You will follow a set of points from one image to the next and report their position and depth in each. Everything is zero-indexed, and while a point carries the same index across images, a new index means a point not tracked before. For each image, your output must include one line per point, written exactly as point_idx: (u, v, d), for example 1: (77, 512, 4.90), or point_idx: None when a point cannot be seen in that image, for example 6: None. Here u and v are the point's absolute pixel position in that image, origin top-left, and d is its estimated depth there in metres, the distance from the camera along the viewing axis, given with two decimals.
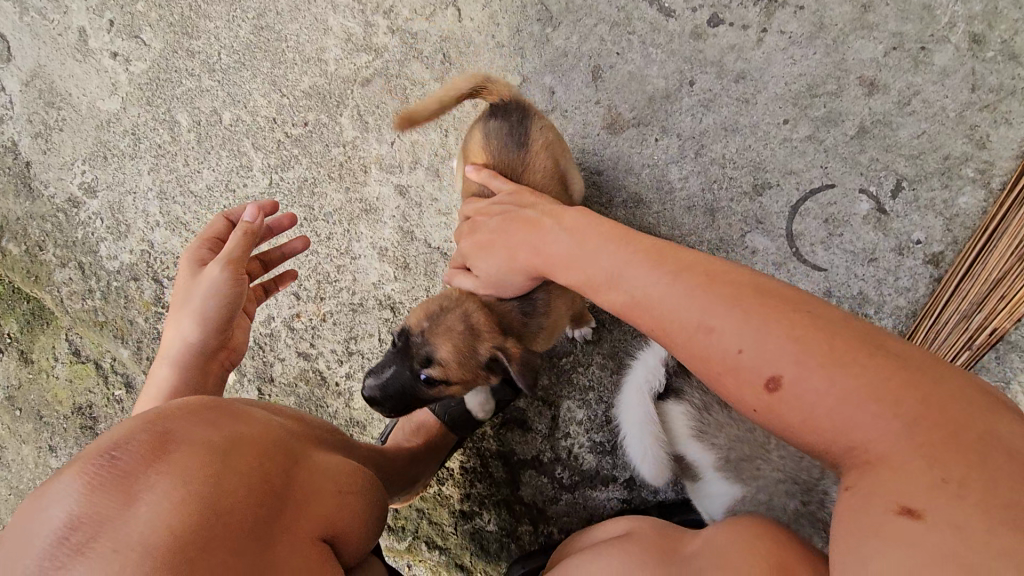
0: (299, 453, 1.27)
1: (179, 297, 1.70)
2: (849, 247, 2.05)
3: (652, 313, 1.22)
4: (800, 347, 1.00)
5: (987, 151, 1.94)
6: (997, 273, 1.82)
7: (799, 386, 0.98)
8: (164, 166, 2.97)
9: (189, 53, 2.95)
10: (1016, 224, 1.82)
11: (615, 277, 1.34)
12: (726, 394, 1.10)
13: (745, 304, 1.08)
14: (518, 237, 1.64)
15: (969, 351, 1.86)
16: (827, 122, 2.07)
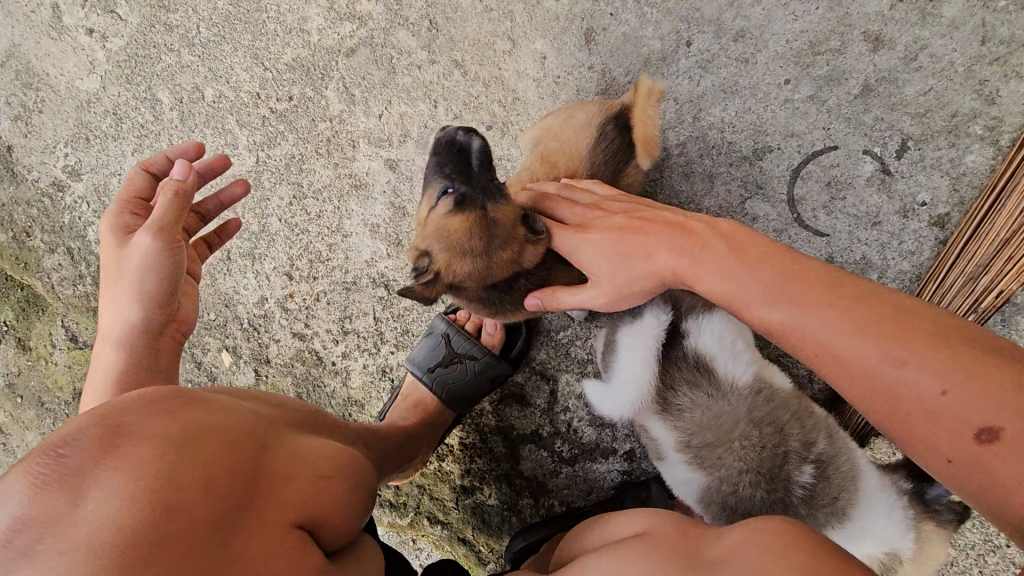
0: (269, 440, 1.23)
1: (108, 272, 1.62)
2: (852, 211, 1.99)
3: (816, 344, 1.24)
4: (1020, 403, 1.00)
5: (996, 107, 1.86)
6: (1003, 235, 1.77)
7: (1017, 443, 0.99)
8: (148, 147, 2.90)
9: (167, 27, 2.84)
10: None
11: (774, 300, 1.34)
12: (913, 438, 1.12)
13: (952, 351, 1.08)
14: (654, 233, 1.59)
15: (974, 315, 1.83)
16: (830, 81, 1.99)
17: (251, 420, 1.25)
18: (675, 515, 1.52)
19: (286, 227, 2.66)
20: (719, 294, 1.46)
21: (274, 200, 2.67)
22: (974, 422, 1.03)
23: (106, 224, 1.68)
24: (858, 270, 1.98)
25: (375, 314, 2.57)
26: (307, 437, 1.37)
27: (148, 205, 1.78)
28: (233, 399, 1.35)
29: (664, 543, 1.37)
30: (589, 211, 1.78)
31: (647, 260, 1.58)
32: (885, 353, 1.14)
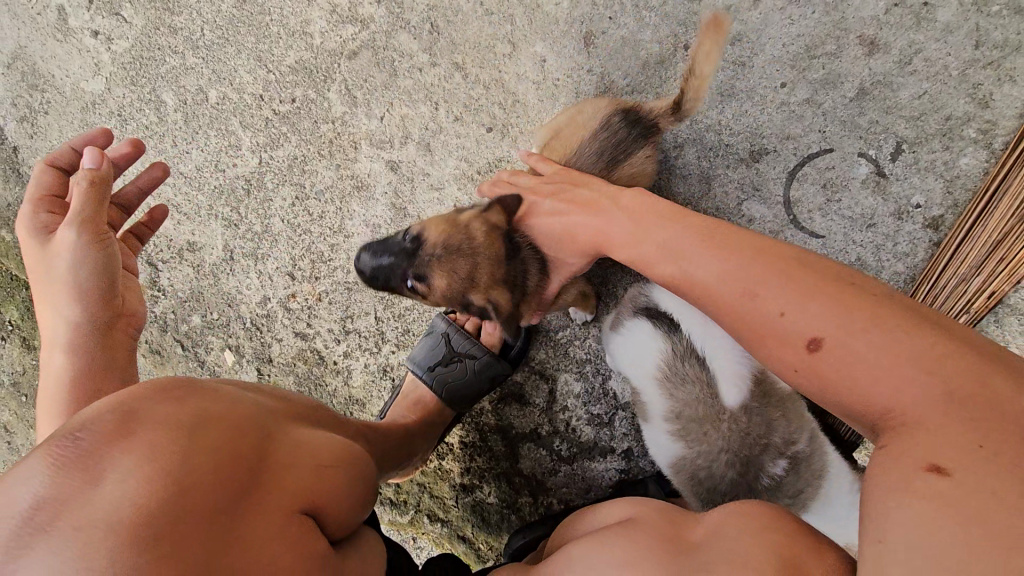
0: (276, 430, 1.26)
1: (41, 275, 1.62)
2: (848, 213, 2.01)
3: (697, 286, 1.33)
4: (845, 312, 1.07)
5: (989, 110, 1.88)
6: (994, 236, 1.80)
7: (841, 347, 1.05)
8: (152, 148, 2.93)
9: (171, 29, 2.87)
10: (1018, 183, 1.78)
11: (665, 251, 1.44)
12: (769, 359, 1.18)
13: (793, 275, 1.17)
14: (579, 209, 1.71)
15: (967, 316, 1.85)
16: (826, 84, 2.01)
17: (257, 410, 1.28)
18: (660, 503, 1.54)
19: (288, 227, 2.69)
20: (634, 258, 1.53)
21: (277, 201, 2.70)
22: (806, 334, 1.10)
23: (23, 225, 1.68)
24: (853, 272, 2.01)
25: (375, 314, 2.60)
26: (309, 430, 1.40)
27: (62, 201, 1.77)
28: (238, 390, 1.38)
29: (648, 530, 1.39)
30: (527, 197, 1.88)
31: (572, 236, 1.75)
32: (762, 294, 1.18)
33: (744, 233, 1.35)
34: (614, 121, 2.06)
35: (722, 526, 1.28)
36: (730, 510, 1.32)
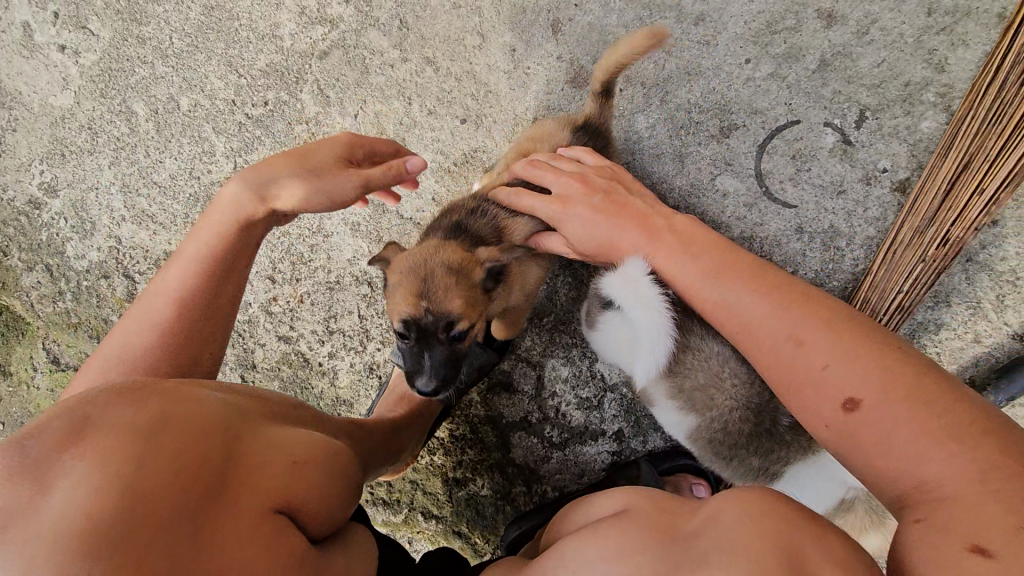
0: (248, 428, 1.18)
1: (303, 160, 1.63)
2: (818, 181, 2.05)
3: (737, 324, 1.35)
4: (883, 375, 1.07)
5: (947, 74, 1.94)
6: (946, 186, 1.84)
7: (876, 410, 1.06)
8: (125, 159, 2.90)
9: (140, 39, 2.87)
10: (961, 134, 1.83)
11: (706, 288, 1.45)
12: (804, 410, 1.19)
13: (835, 328, 1.17)
14: (626, 222, 1.66)
15: (926, 266, 1.87)
16: (788, 58, 2.06)
17: (227, 409, 1.18)
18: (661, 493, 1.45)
19: None
20: (675, 283, 1.55)
21: None
22: (844, 391, 1.11)
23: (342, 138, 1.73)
24: (828, 239, 2.05)
25: (360, 312, 2.58)
26: (282, 427, 1.30)
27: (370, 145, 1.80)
28: (209, 388, 1.27)
29: (654, 522, 1.29)
30: (572, 181, 1.79)
31: (618, 245, 1.69)
32: (806, 343, 1.19)
33: (788, 279, 1.35)
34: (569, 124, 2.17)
35: (716, 512, 1.21)
36: (725, 494, 1.25)
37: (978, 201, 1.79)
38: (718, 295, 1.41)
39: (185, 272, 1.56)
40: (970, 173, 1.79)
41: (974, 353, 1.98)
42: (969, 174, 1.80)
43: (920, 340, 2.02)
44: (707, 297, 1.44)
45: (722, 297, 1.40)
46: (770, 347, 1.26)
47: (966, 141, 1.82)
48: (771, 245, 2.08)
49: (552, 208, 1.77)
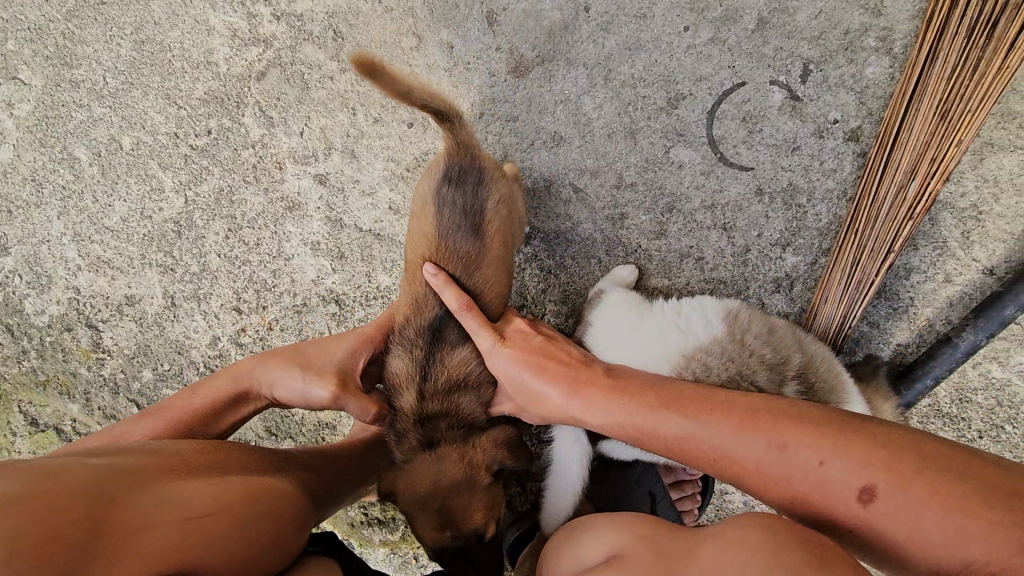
0: (129, 491, 1.13)
1: (312, 359, 1.84)
2: (771, 140, 2.04)
3: (710, 449, 1.33)
4: (872, 454, 1.13)
5: (884, 17, 1.92)
6: (925, 135, 1.81)
7: (889, 491, 1.09)
8: (73, 207, 2.81)
9: (73, 83, 2.79)
10: (934, 81, 1.79)
11: (666, 415, 1.42)
12: (816, 516, 1.19)
13: (808, 426, 1.23)
14: (550, 365, 1.62)
15: (913, 221, 1.87)
16: (726, 21, 2.04)
17: (105, 476, 1.14)
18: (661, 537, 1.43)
19: (226, 261, 2.61)
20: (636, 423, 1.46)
21: (210, 237, 2.63)
22: (852, 485, 1.13)
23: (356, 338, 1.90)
24: (788, 197, 2.04)
25: (330, 331, 2.52)
26: (183, 480, 1.26)
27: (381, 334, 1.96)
28: (95, 458, 1.24)
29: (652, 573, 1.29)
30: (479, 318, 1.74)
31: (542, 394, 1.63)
32: (790, 444, 1.22)
33: (730, 393, 1.40)
34: (459, 175, 1.91)
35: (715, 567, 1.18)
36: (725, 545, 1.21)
37: (956, 152, 1.80)
38: (669, 421, 1.41)
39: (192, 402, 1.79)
40: (950, 126, 1.78)
41: (948, 293, 1.97)
42: (947, 124, 1.78)
43: (893, 287, 2.01)
44: (645, 429, 1.45)
45: (674, 431, 1.40)
46: (755, 475, 1.26)
47: (937, 84, 1.79)
48: (734, 210, 2.08)
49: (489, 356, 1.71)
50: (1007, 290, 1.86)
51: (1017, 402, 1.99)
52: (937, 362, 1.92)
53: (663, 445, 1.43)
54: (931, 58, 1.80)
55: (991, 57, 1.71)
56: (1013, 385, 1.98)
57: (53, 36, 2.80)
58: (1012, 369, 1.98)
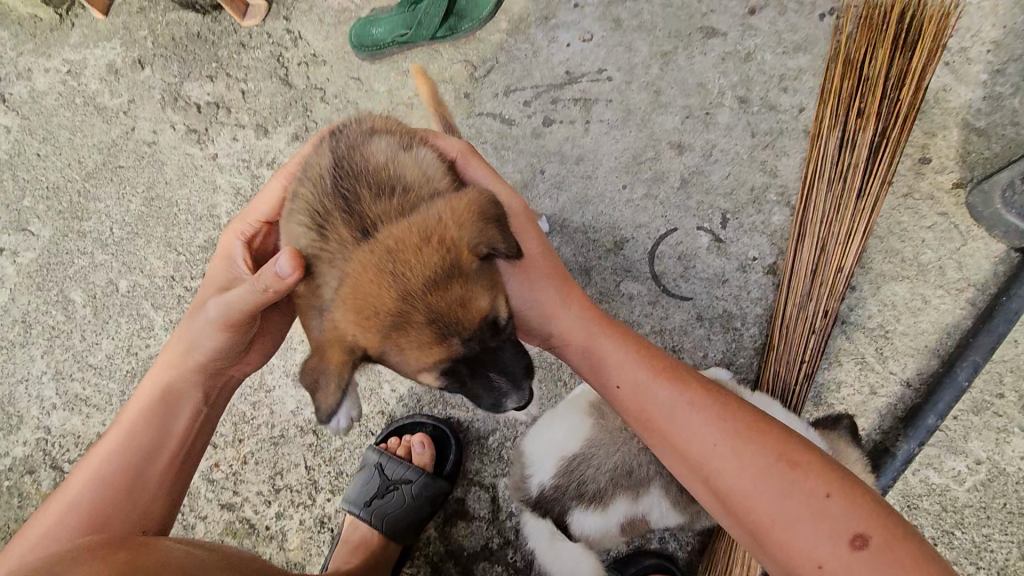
0: None
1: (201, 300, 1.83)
2: (704, 275, 2.38)
3: (722, 431, 1.51)
4: (870, 512, 1.34)
5: (779, 178, 2.41)
6: (810, 267, 2.20)
7: (877, 546, 1.29)
8: (59, 346, 2.92)
9: (80, 233, 3.06)
10: (810, 226, 2.24)
11: (688, 395, 1.60)
12: (789, 537, 1.36)
13: (820, 463, 1.45)
14: (576, 307, 1.79)
15: (818, 335, 2.17)
16: (655, 181, 2.48)
17: None
18: None
19: None
20: (648, 396, 1.62)
21: None
22: (850, 528, 1.32)
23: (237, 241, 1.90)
24: (724, 322, 2.34)
25: (306, 463, 2.55)
26: None
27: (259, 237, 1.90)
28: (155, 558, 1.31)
29: None
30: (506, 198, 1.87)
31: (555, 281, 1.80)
32: (800, 467, 1.43)
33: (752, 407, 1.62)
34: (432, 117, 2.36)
35: None
36: None
37: (838, 276, 2.17)
38: (685, 394, 1.60)
39: (127, 422, 1.74)
40: (826, 256, 2.19)
41: (875, 404, 2.20)
42: (823, 255, 2.19)
43: (827, 399, 2.24)
44: (656, 398, 1.61)
45: (685, 404, 1.58)
46: (752, 468, 1.44)
47: (812, 228, 2.22)
48: (680, 335, 2.35)
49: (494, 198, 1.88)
50: (927, 402, 2.09)
51: (959, 507, 2.11)
52: (883, 472, 2.07)
53: (663, 415, 1.59)
54: (805, 209, 2.27)
55: (845, 207, 2.18)
56: (952, 490, 2.13)
57: (69, 194, 3.13)
58: (948, 475, 2.14)
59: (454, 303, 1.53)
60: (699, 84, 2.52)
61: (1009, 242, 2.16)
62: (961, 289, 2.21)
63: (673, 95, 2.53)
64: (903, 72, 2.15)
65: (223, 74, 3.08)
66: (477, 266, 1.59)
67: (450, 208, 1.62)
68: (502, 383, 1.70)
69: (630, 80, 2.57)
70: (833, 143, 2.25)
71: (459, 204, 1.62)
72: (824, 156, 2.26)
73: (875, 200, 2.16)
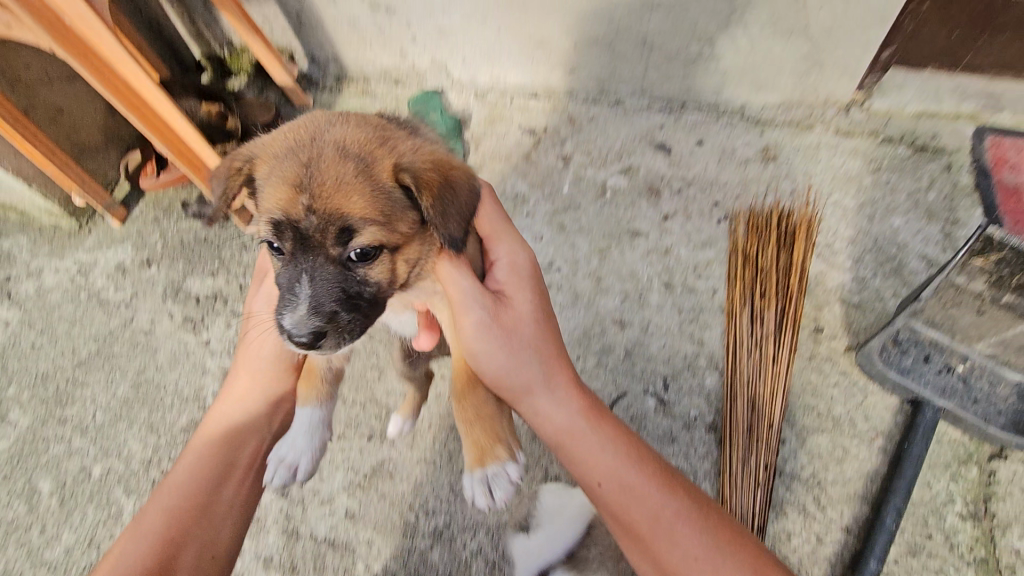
0: None
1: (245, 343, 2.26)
2: (654, 435, 2.68)
3: (697, 537, 1.69)
4: None
5: (706, 347, 2.85)
6: (746, 424, 2.55)
7: None
8: (15, 542, 2.84)
9: (60, 420, 3.16)
10: (739, 388, 2.62)
11: (670, 497, 1.76)
12: None
13: None
14: (569, 392, 1.96)
15: (763, 489, 2.42)
16: (604, 352, 2.89)
17: None
18: None
19: None
20: (632, 490, 1.78)
21: None
22: None
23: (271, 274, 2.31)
24: None
25: None
26: None
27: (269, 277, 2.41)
28: None
29: None
30: (515, 251, 2.11)
31: (544, 345, 1.96)
32: None
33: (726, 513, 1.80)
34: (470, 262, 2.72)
35: None
36: None
37: (771, 433, 2.52)
38: (670, 503, 1.75)
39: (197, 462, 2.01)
40: (758, 415, 2.55)
41: (824, 552, 2.38)
42: (755, 414, 2.55)
43: (779, 551, 2.40)
44: (641, 498, 1.76)
45: (670, 513, 1.73)
46: None
47: (740, 390, 2.61)
48: None
49: (490, 238, 2.15)
50: (866, 547, 2.28)
51: None
52: None
53: (643, 520, 1.73)
54: (733, 373, 2.67)
55: (766, 370, 2.62)
56: None
57: (56, 381, 3.29)
58: None
59: (314, 179, 1.78)
60: (631, 273, 3.09)
61: (900, 395, 2.59)
62: (872, 437, 2.55)
63: (611, 282, 3.07)
64: (789, 266, 2.79)
65: (224, 270, 3.53)
66: (366, 194, 1.82)
67: (415, 156, 1.95)
68: (306, 287, 1.87)
69: (576, 270, 3.12)
70: (745, 315, 2.75)
71: (421, 160, 1.94)
72: (739, 325, 2.74)
73: (786, 365, 2.63)
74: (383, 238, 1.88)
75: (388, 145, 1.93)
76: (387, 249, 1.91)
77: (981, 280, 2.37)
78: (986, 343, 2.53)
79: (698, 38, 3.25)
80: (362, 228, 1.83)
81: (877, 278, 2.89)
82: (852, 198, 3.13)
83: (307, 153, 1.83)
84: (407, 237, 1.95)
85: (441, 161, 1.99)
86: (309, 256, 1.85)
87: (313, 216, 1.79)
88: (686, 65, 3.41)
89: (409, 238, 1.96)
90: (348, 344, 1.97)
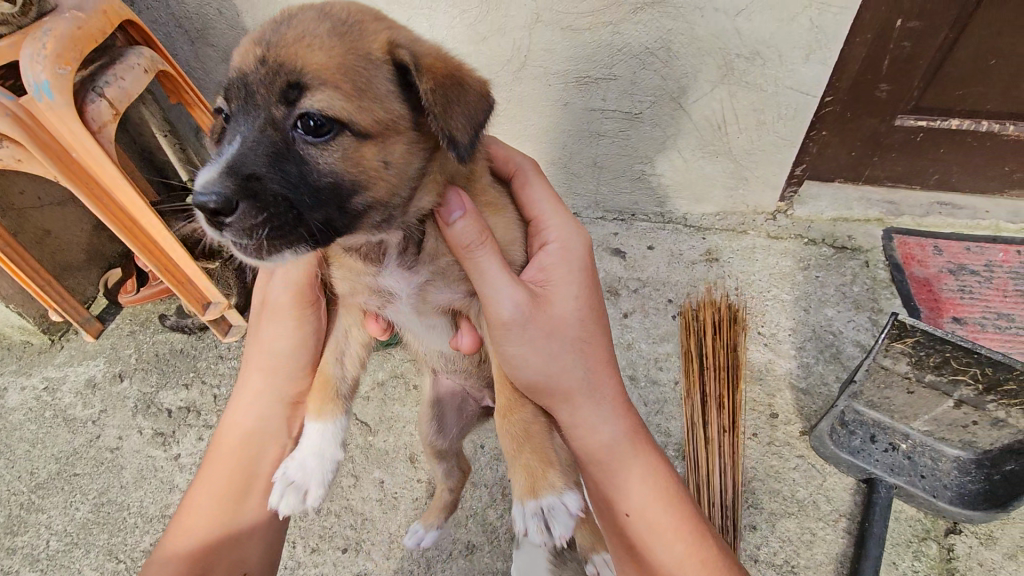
0: None
1: (258, 342, 2.46)
2: None
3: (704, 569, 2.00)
4: None
5: (672, 436, 3.00)
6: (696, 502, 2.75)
7: None
8: None
9: (11, 550, 3.00)
10: (690, 468, 2.83)
11: (684, 532, 2.07)
12: None
13: None
14: (610, 404, 2.17)
15: None
16: None
17: None
18: None
19: None
20: (651, 517, 2.08)
21: None
22: None
23: (279, 274, 2.41)
24: None
25: None
26: None
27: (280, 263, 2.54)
28: None
29: None
30: (569, 247, 2.21)
31: (593, 352, 2.15)
32: None
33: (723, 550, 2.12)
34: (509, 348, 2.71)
35: None
36: None
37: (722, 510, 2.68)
38: (685, 539, 2.06)
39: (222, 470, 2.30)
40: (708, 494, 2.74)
41: None
42: (704, 493, 2.75)
43: None
44: (660, 525, 2.07)
45: (683, 546, 2.04)
46: None
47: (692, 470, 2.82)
48: None
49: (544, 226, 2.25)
50: None
51: None
52: None
53: (664, 542, 2.04)
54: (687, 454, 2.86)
55: (715, 449, 2.81)
56: None
57: (10, 506, 3.15)
58: None
59: (279, 35, 1.85)
60: None
61: (854, 475, 2.74)
62: (835, 519, 2.66)
63: None
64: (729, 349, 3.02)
65: (198, 382, 3.55)
66: (332, 54, 1.80)
67: (408, 43, 1.97)
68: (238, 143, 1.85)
69: None
70: (694, 397, 2.95)
71: (416, 52, 1.95)
72: (690, 407, 2.95)
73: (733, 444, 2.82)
74: (341, 110, 1.79)
75: (380, 31, 1.96)
76: (343, 126, 1.80)
77: (904, 360, 2.65)
78: (921, 421, 2.77)
79: (640, 160, 3.75)
80: (316, 87, 1.77)
81: (820, 363, 3.16)
82: (788, 293, 3.49)
83: (289, 19, 1.91)
84: (382, 125, 1.86)
85: (444, 62, 1.98)
86: (249, 114, 1.86)
87: (266, 66, 1.82)
88: (632, 181, 3.88)
89: (379, 129, 1.86)
90: (244, 220, 1.83)
